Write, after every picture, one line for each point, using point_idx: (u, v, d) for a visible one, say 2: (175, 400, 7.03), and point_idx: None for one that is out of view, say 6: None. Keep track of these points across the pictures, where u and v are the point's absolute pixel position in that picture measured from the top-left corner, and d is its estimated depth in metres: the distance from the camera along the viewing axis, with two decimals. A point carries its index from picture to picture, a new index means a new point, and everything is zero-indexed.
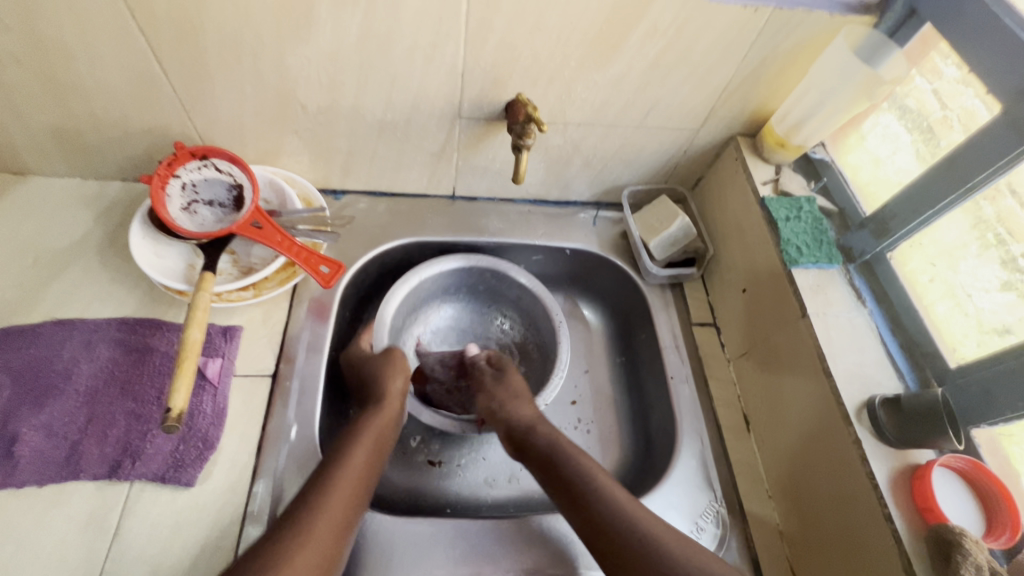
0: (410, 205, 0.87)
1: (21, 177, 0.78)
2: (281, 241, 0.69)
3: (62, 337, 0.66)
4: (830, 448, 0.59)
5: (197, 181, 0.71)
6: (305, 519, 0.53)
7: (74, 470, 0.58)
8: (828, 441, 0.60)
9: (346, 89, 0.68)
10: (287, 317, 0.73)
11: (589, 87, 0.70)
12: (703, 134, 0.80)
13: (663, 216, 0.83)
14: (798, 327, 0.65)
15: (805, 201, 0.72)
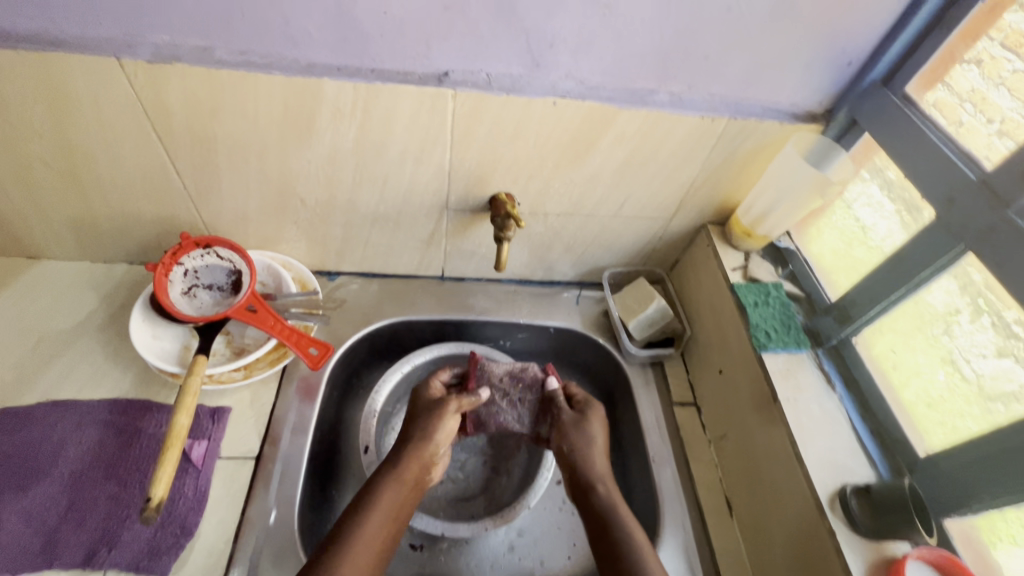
0: (400, 286, 0.91)
1: (34, 261, 0.82)
2: (273, 324, 0.73)
3: (54, 419, 0.68)
4: (805, 532, 0.60)
5: (199, 268, 0.76)
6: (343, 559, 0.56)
7: (49, 558, 0.58)
8: (803, 528, 0.60)
9: (342, 186, 0.74)
10: (275, 398, 0.75)
11: (566, 184, 0.76)
12: (676, 222, 0.85)
13: (642, 297, 0.87)
14: (771, 411, 0.67)
15: (772, 287, 0.77)
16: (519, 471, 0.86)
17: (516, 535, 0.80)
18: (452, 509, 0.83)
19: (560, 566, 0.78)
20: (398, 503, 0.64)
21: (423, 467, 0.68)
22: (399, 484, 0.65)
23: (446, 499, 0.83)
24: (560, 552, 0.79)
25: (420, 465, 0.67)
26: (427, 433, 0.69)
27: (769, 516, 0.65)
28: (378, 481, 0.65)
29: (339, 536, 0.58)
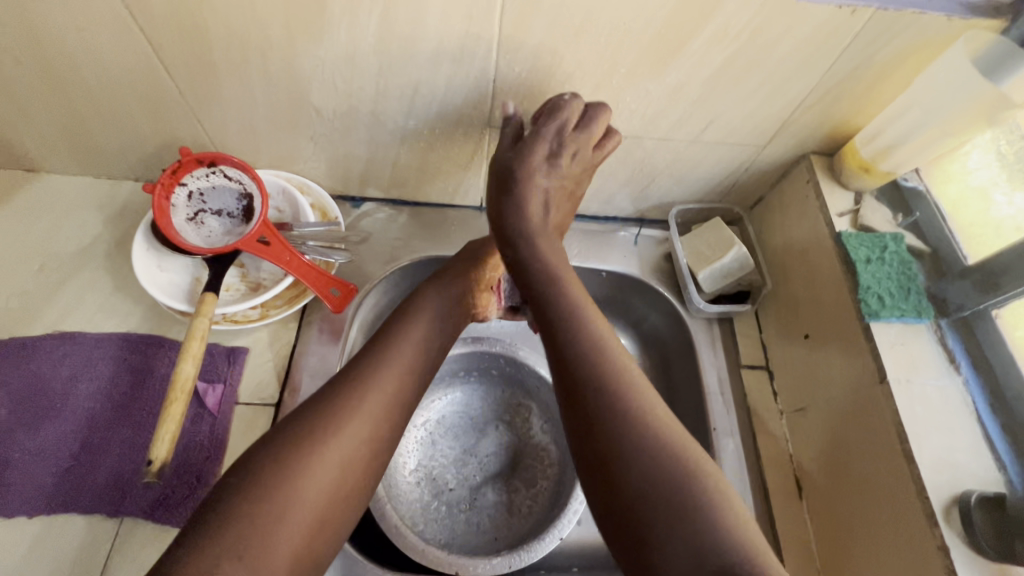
0: (433, 216, 0.80)
1: (33, 174, 0.74)
2: (288, 260, 0.64)
3: (62, 352, 0.63)
4: (901, 528, 0.51)
5: (204, 189, 0.66)
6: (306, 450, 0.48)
7: (65, 502, 0.55)
8: (896, 525, 0.51)
9: (364, 94, 0.61)
10: (296, 339, 0.68)
11: (640, 97, 0.61)
12: (770, 150, 0.69)
13: (717, 243, 0.73)
14: (874, 393, 0.56)
15: (890, 239, 0.62)
16: (551, 472, 0.75)
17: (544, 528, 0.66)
18: (486, 513, 0.73)
19: (598, 529, 0.71)
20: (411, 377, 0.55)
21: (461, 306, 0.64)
22: (421, 339, 0.58)
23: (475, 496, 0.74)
24: None
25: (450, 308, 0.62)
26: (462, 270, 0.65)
27: (854, 511, 0.56)
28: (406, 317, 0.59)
29: (324, 415, 0.50)
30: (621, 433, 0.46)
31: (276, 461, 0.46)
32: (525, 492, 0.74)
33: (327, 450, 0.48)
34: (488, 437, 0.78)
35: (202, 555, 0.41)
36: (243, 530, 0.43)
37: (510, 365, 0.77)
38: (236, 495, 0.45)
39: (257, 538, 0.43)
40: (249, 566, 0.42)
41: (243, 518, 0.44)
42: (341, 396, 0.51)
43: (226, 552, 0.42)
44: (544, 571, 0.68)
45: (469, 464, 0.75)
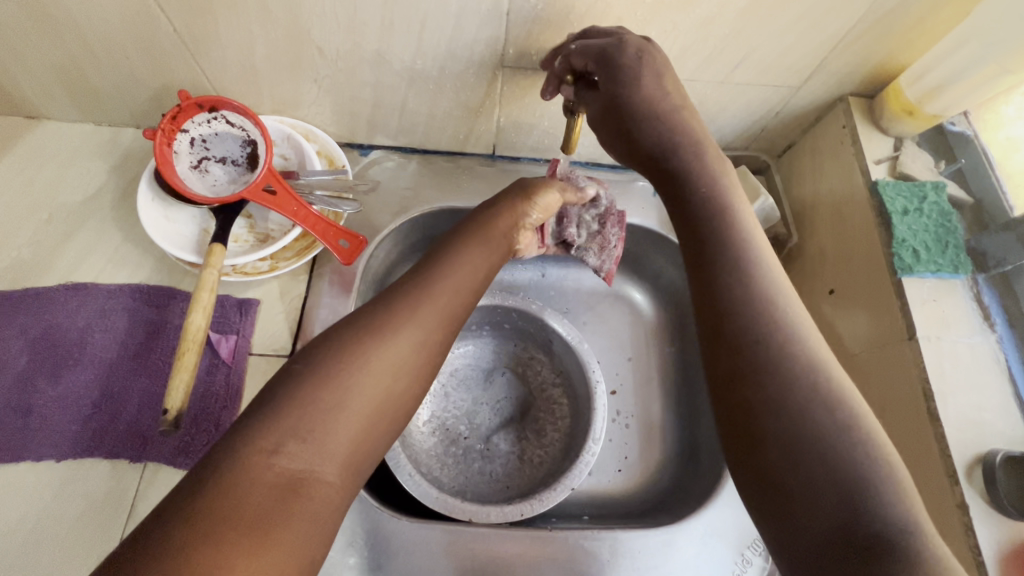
0: (444, 165, 0.77)
1: (33, 121, 0.72)
2: (296, 210, 0.62)
3: (76, 302, 0.63)
4: (925, 483, 0.50)
5: (207, 136, 0.64)
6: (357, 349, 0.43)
7: (90, 448, 0.57)
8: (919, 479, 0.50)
9: (368, 30, 0.56)
10: (307, 292, 0.67)
11: (666, 32, 0.56)
12: (805, 92, 0.64)
13: (741, 193, 0.69)
14: (900, 350, 0.54)
15: (930, 189, 0.58)
16: (563, 423, 0.76)
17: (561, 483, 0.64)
18: (498, 462, 0.74)
19: (610, 479, 0.71)
20: (464, 288, 0.51)
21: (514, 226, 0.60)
22: (476, 253, 0.54)
23: (487, 446, 0.74)
24: (609, 465, 0.72)
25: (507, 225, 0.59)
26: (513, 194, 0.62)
27: None
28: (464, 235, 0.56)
29: (379, 316, 0.46)
30: (756, 324, 0.42)
31: (334, 353, 0.42)
32: (537, 443, 0.75)
33: (385, 347, 0.44)
34: (501, 389, 0.78)
35: (259, 437, 0.37)
36: (304, 414, 0.39)
37: (523, 319, 0.77)
38: (294, 383, 0.41)
39: (318, 423, 0.39)
40: (310, 453, 0.38)
41: (304, 401, 0.39)
42: (394, 300, 0.47)
43: (285, 434, 0.38)
44: (556, 519, 0.69)
45: (482, 414, 0.76)
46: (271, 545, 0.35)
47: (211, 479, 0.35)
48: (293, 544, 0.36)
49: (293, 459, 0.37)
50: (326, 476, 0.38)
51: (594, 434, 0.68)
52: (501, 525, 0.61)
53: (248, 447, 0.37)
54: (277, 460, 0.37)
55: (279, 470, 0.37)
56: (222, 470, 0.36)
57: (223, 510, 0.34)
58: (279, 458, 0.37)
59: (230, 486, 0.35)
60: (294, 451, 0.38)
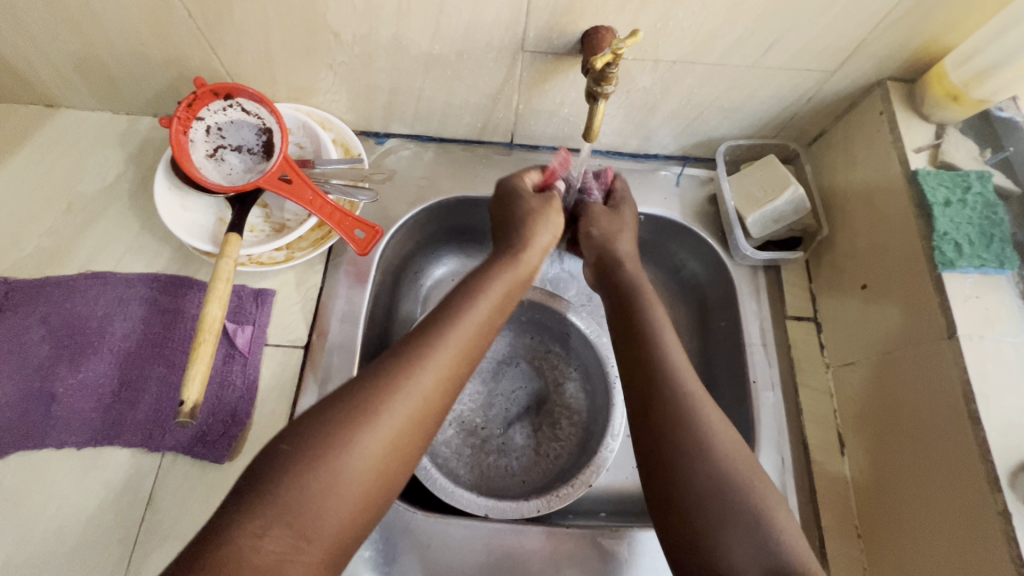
0: (460, 154, 0.75)
1: (53, 109, 0.72)
2: (311, 200, 0.61)
3: (96, 291, 0.63)
4: (964, 513, 0.47)
5: (222, 124, 0.63)
6: (350, 430, 0.43)
7: (110, 435, 0.57)
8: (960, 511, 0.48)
9: (385, 15, 0.55)
10: (322, 282, 0.66)
11: (694, 12, 0.53)
12: (840, 77, 0.61)
13: (769, 184, 0.67)
14: (939, 350, 0.51)
15: (975, 179, 0.55)
16: (580, 419, 0.74)
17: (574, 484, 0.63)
18: (513, 456, 0.73)
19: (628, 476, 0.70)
20: (465, 357, 0.50)
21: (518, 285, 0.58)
22: (481, 313, 0.53)
23: (502, 440, 0.73)
24: (628, 461, 0.71)
25: (507, 285, 0.56)
26: (528, 237, 0.60)
27: (904, 471, 0.54)
28: (464, 290, 0.54)
29: (373, 392, 0.45)
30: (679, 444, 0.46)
31: (324, 432, 0.42)
32: (553, 438, 0.74)
33: (377, 427, 0.44)
34: (518, 382, 0.77)
35: (248, 520, 0.39)
36: (288, 500, 0.40)
37: (541, 312, 0.75)
38: (283, 463, 0.41)
39: (306, 507, 0.40)
40: (295, 536, 0.39)
41: (293, 483, 0.40)
42: (391, 372, 0.46)
43: (271, 518, 0.39)
44: (572, 515, 0.68)
45: (498, 408, 0.75)
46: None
47: (197, 559, 0.37)
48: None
49: (278, 542, 0.39)
50: (309, 558, 0.40)
51: (613, 430, 0.66)
52: (514, 523, 0.60)
53: (235, 531, 0.38)
54: (263, 543, 0.38)
55: (265, 554, 0.38)
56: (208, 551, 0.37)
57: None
58: (265, 541, 0.39)
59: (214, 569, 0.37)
60: (279, 535, 0.39)
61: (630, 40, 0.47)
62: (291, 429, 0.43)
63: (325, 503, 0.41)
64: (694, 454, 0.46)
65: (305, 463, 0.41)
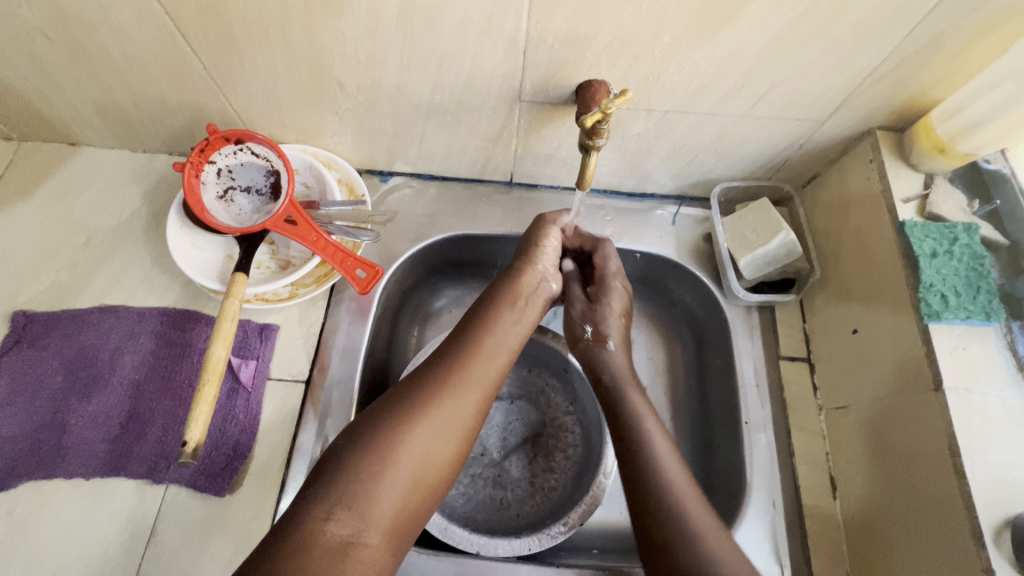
0: (461, 192, 0.77)
1: (75, 147, 0.76)
2: (315, 240, 0.64)
3: (109, 324, 0.66)
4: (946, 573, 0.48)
5: (232, 166, 0.66)
6: (406, 419, 0.51)
7: (117, 466, 0.60)
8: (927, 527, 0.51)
9: (387, 67, 0.58)
10: (325, 318, 0.68)
11: (684, 68, 0.55)
12: (830, 125, 0.62)
13: (761, 227, 0.68)
14: (926, 401, 0.52)
15: (962, 230, 0.56)
16: (575, 453, 0.75)
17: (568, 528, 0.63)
18: (508, 491, 0.73)
19: (621, 513, 0.71)
20: (498, 361, 0.58)
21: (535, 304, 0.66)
22: (505, 326, 0.61)
23: (497, 473, 0.74)
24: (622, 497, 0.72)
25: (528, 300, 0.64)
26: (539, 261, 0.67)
27: (894, 522, 0.54)
28: (489, 306, 0.62)
29: (415, 397, 0.52)
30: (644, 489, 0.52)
31: (377, 429, 0.50)
32: (548, 471, 0.75)
33: (421, 428, 0.50)
34: (515, 414, 0.78)
35: (314, 507, 0.45)
36: (355, 483, 0.47)
37: (536, 345, 0.77)
38: (347, 451, 0.48)
39: (367, 489, 0.47)
40: (357, 519, 0.45)
41: (354, 473, 0.47)
42: (428, 381, 0.54)
43: (336, 503, 0.45)
44: (565, 552, 0.68)
45: (494, 440, 0.76)
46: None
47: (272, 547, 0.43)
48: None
49: (343, 525, 0.45)
50: (371, 541, 0.45)
51: (605, 467, 0.66)
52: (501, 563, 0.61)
53: (307, 515, 0.45)
54: (329, 526, 0.44)
55: (333, 535, 0.44)
56: (279, 540, 0.43)
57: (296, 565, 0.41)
58: (331, 524, 0.45)
59: (287, 554, 0.42)
60: (344, 517, 0.45)
61: (618, 100, 0.49)
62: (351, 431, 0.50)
63: (386, 492, 0.47)
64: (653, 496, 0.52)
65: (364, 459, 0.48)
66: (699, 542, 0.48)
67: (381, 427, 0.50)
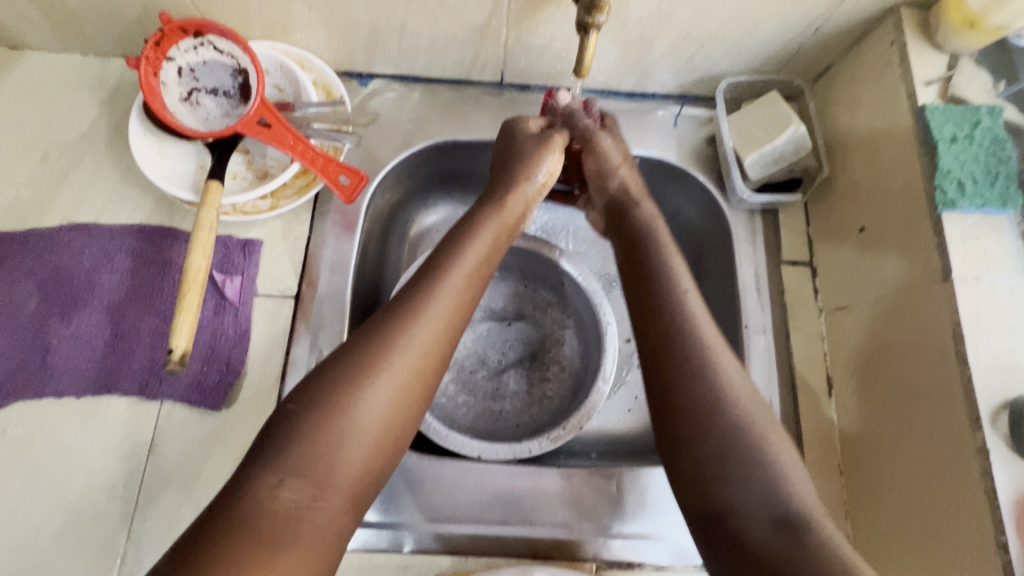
0: (448, 95, 0.72)
1: (18, 51, 0.69)
2: (293, 145, 0.59)
3: (80, 243, 0.62)
4: (938, 456, 0.49)
5: (194, 64, 0.60)
6: (357, 374, 0.45)
7: (108, 385, 0.58)
8: (932, 461, 0.49)
9: None
10: (310, 231, 0.65)
11: None
12: (851, 3, 0.57)
13: (769, 122, 0.64)
14: (933, 292, 0.51)
15: (986, 113, 0.52)
16: (573, 363, 0.75)
17: (564, 431, 0.63)
18: (506, 403, 0.74)
19: (619, 418, 0.72)
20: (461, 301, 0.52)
21: (505, 231, 0.59)
22: (472, 264, 0.54)
23: (495, 385, 0.74)
24: (619, 404, 0.73)
25: (496, 231, 0.57)
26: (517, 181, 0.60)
27: (886, 413, 0.55)
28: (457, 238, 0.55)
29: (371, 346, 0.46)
30: (697, 412, 0.46)
31: (328, 386, 0.44)
32: (546, 380, 0.75)
33: (381, 379, 0.45)
34: (512, 329, 0.77)
35: (266, 470, 0.41)
36: (304, 450, 0.42)
37: (533, 258, 0.75)
38: (292, 416, 0.43)
39: (322, 448, 0.42)
40: (311, 485, 0.41)
41: (305, 438, 0.42)
42: (388, 329, 0.47)
43: (287, 470, 0.41)
44: (564, 456, 0.70)
45: (493, 353, 0.76)
46: (283, 560, 0.38)
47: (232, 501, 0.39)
48: (304, 557, 0.39)
49: (295, 491, 0.41)
50: (328, 505, 0.42)
51: (604, 372, 0.66)
52: (500, 466, 0.61)
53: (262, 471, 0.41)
54: (280, 492, 0.40)
55: (284, 502, 0.40)
56: (232, 506, 0.39)
57: (248, 541, 0.38)
58: (283, 491, 0.40)
59: (234, 528, 0.38)
60: (296, 484, 0.41)
61: None
62: (317, 371, 0.46)
63: (337, 456, 0.42)
64: (704, 407, 0.46)
65: (309, 418, 0.43)
66: (741, 439, 0.45)
67: (329, 384, 0.44)
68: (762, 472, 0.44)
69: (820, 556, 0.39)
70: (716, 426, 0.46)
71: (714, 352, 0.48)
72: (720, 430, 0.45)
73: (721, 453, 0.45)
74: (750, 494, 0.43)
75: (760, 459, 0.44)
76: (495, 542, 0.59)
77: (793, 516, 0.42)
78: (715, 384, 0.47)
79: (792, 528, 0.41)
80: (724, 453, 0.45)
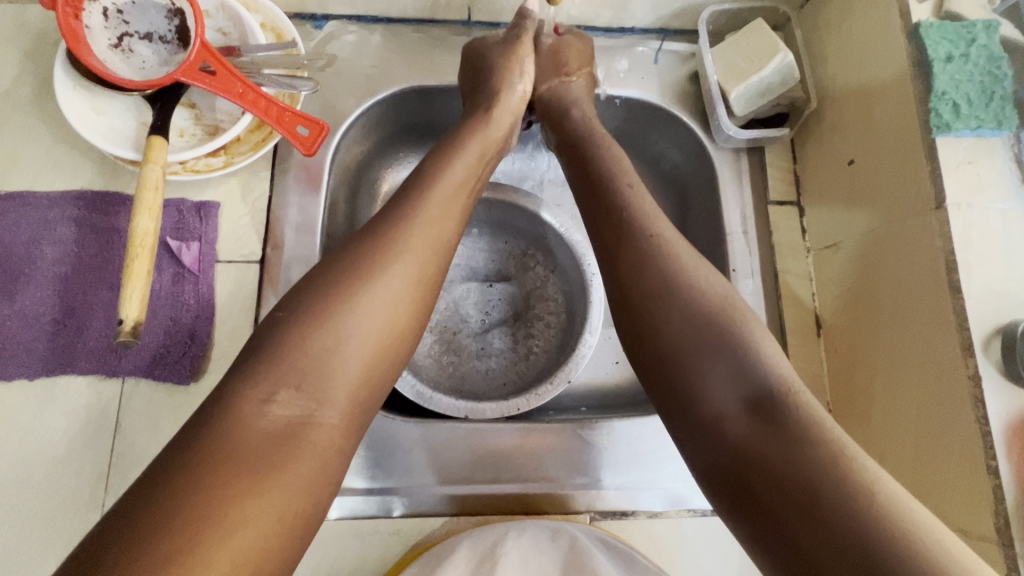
0: (411, 36, 0.66)
1: None
2: (243, 93, 0.53)
3: (15, 215, 0.56)
4: (930, 385, 0.48)
5: (122, 5, 0.53)
6: (338, 297, 0.41)
7: (63, 365, 0.54)
8: (927, 379, 0.49)
9: None
10: (271, 191, 0.60)
11: None
12: None
13: (754, 52, 0.61)
14: (926, 221, 0.49)
15: (981, 29, 0.50)
16: (558, 318, 0.73)
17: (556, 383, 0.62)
18: (493, 363, 0.72)
19: (606, 370, 0.71)
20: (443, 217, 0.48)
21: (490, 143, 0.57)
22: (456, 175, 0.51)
23: (481, 344, 0.72)
24: (607, 357, 0.71)
25: (481, 143, 0.55)
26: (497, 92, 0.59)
27: (875, 347, 0.54)
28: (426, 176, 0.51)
29: (347, 268, 0.43)
30: (650, 298, 0.45)
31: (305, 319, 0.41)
32: (532, 336, 0.73)
33: (365, 298, 0.42)
34: (495, 286, 0.75)
35: (253, 382, 0.38)
36: (284, 384, 0.39)
37: (512, 210, 0.71)
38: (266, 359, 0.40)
39: (313, 358, 0.39)
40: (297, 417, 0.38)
41: (288, 364, 0.39)
42: (370, 255, 0.44)
43: (267, 398, 0.38)
44: (553, 412, 0.69)
45: (476, 312, 0.73)
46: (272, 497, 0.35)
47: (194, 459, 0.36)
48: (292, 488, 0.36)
49: (280, 416, 0.38)
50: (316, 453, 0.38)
51: (591, 325, 0.65)
52: (489, 426, 0.59)
53: None
54: (263, 421, 0.37)
55: (269, 430, 0.37)
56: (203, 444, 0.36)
57: (229, 479, 0.34)
58: (266, 417, 0.37)
59: (207, 458, 0.35)
60: (279, 413, 0.38)
61: None
62: None
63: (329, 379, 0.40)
64: (655, 295, 0.45)
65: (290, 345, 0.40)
66: (700, 321, 0.43)
67: (308, 310, 0.41)
68: (722, 348, 0.42)
69: (799, 426, 0.37)
70: (674, 307, 0.44)
71: (664, 241, 0.48)
72: (676, 312, 0.44)
73: (681, 334, 0.43)
74: (716, 372, 0.41)
75: (718, 336, 0.42)
76: (487, 500, 0.58)
77: (765, 391, 0.39)
78: (666, 276, 0.46)
79: (766, 404, 0.39)
80: (685, 337, 0.43)
